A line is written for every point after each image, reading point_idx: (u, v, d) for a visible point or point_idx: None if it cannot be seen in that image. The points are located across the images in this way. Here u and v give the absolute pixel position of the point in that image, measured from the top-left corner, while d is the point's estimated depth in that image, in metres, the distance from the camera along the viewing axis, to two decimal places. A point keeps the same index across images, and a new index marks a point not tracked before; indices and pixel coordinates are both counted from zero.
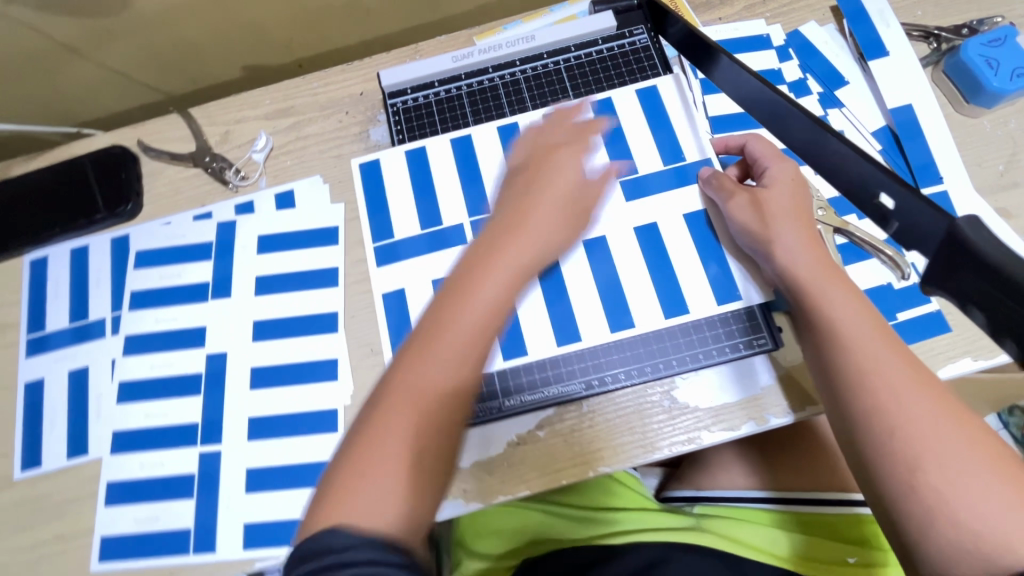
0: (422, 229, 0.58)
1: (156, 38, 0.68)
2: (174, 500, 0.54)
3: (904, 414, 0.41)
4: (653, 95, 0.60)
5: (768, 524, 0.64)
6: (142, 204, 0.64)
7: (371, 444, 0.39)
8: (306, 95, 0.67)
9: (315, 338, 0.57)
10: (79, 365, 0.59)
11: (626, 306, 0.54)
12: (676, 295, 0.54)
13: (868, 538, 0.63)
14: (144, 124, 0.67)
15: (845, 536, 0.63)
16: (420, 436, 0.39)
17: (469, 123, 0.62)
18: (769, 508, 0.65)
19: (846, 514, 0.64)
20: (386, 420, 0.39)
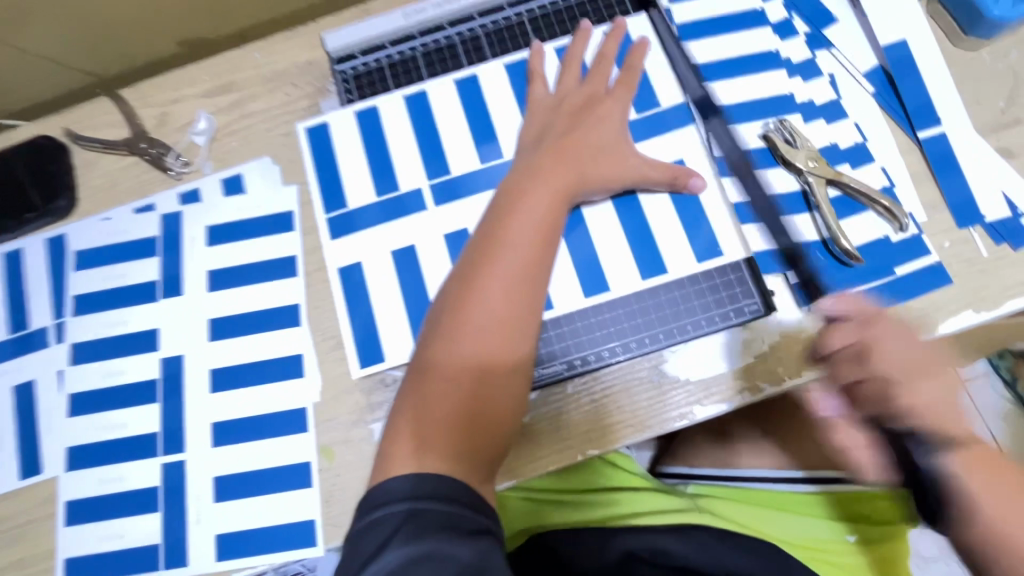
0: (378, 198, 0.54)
1: (73, 12, 0.61)
2: (139, 515, 0.50)
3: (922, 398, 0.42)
4: (627, 43, 0.56)
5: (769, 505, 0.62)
6: (77, 199, 0.59)
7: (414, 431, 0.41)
8: (247, 67, 0.61)
9: (277, 335, 0.53)
10: (24, 379, 0.54)
11: (603, 272, 0.51)
12: (656, 256, 0.51)
13: (872, 513, 0.61)
14: (70, 110, 0.61)
15: (856, 511, 0.61)
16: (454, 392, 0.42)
17: (424, 77, 0.57)
18: (767, 486, 0.63)
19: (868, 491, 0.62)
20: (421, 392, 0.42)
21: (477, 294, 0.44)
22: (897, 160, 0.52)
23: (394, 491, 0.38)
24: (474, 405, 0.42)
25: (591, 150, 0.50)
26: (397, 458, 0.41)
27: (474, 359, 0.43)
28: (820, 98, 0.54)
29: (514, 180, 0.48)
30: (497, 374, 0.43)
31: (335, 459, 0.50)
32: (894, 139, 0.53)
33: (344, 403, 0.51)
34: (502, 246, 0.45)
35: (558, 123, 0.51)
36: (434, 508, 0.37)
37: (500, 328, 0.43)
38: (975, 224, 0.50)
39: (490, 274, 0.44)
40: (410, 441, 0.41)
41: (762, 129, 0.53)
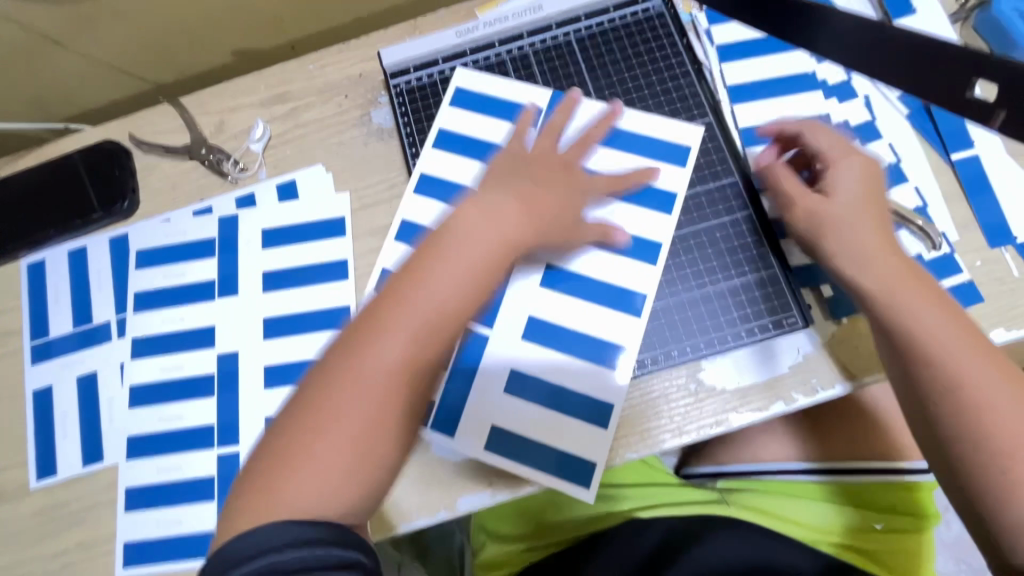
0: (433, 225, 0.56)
1: (139, 23, 0.65)
2: (196, 503, 0.53)
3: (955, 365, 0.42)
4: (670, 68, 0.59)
5: (795, 494, 0.64)
6: (139, 201, 0.62)
7: (317, 431, 0.39)
8: (301, 79, 0.63)
9: (328, 335, 0.56)
10: (87, 370, 0.57)
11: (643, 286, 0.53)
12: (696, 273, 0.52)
13: (896, 504, 0.63)
14: (133, 117, 0.64)
15: (876, 503, 0.63)
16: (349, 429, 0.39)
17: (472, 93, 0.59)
18: (792, 477, 0.65)
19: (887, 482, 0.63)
20: (340, 399, 0.40)
21: (391, 331, 0.41)
22: (930, 181, 0.54)
23: (280, 526, 0.35)
24: (365, 452, 0.39)
25: (555, 205, 0.49)
26: (273, 486, 0.38)
27: (375, 395, 0.40)
28: (855, 119, 0.56)
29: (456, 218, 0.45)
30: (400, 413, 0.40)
31: None
32: (928, 160, 0.54)
33: None
34: (428, 290, 0.42)
35: (549, 163, 0.51)
36: (297, 555, 0.34)
37: (416, 361, 0.41)
38: (1007, 244, 0.52)
39: (406, 315, 0.41)
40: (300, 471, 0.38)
41: None
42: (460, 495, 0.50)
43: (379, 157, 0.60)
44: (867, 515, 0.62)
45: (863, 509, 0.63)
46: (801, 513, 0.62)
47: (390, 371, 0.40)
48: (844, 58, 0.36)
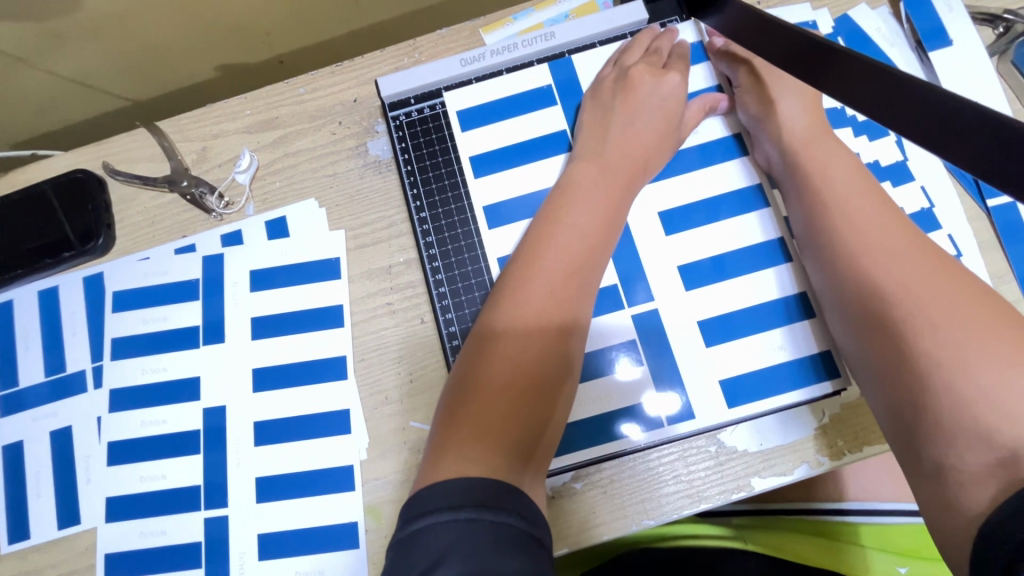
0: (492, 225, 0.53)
1: (113, 40, 0.59)
2: (181, 571, 0.49)
3: (893, 273, 0.39)
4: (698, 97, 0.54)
5: (810, 532, 0.62)
6: (115, 236, 0.57)
7: (478, 383, 0.40)
8: (291, 103, 0.59)
9: (323, 387, 0.52)
10: (62, 424, 0.53)
11: (664, 341, 0.49)
12: (723, 322, 0.49)
13: (914, 547, 0.59)
14: (108, 142, 0.59)
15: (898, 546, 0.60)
16: (502, 383, 0.39)
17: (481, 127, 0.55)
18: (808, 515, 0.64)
19: (906, 526, 0.61)
20: (490, 358, 0.40)
21: (538, 279, 0.43)
22: (964, 227, 0.51)
23: (446, 496, 0.34)
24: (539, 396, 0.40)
25: (654, 137, 0.50)
26: (447, 455, 0.37)
27: (532, 334, 0.41)
28: (886, 159, 0.53)
29: (577, 174, 0.48)
30: (552, 362, 0.41)
31: (383, 519, 0.49)
32: (962, 206, 0.51)
33: (392, 462, 0.50)
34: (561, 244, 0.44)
35: (618, 107, 0.50)
36: (485, 517, 0.33)
37: (559, 309, 0.42)
38: None
39: (549, 260, 0.43)
40: (464, 437, 0.38)
41: None
42: None
43: (375, 191, 0.56)
44: (889, 558, 0.58)
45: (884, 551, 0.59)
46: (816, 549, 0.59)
47: (538, 318, 0.41)
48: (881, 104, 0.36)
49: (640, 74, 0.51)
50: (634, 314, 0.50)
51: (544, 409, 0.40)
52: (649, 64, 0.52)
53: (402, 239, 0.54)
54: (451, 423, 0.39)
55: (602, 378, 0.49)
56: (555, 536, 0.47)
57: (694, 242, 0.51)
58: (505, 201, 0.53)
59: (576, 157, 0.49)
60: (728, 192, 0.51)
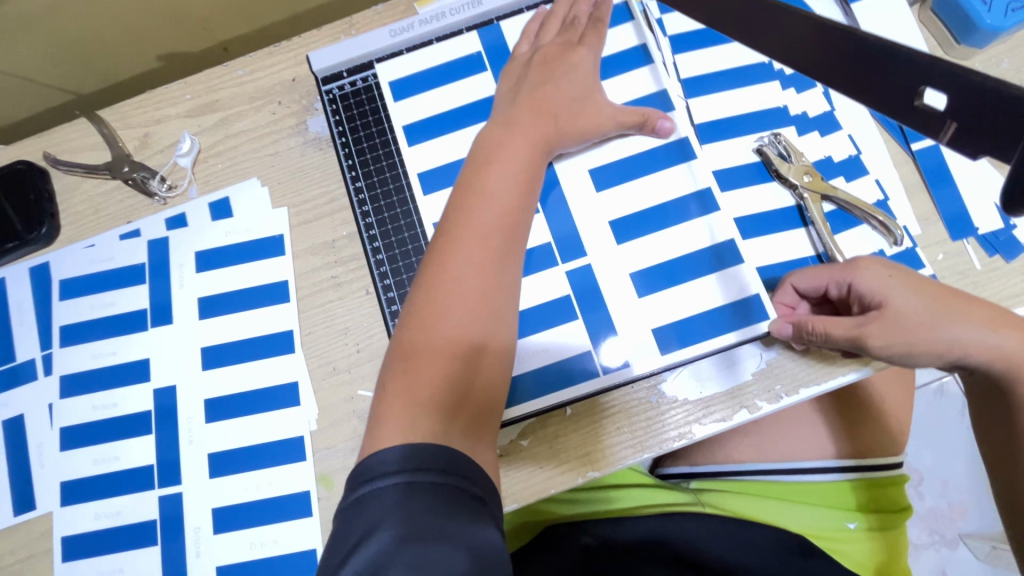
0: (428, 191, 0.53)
1: (49, 32, 0.59)
2: (137, 549, 0.50)
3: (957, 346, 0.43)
4: (627, 55, 0.54)
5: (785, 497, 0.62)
6: (60, 225, 0.57)
7: (408, 355, 0.41)
8: (230, 85, 0.59)
9: (272, 362, 0.52)
10: (14, 413, 0.53)
11: (599, 296, 0.50)
12: (654, 273, 0.50)
13: (873, 501, 0.62)
14: (48, 133, 0.59)
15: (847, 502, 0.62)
16: (427, 353, 0.41)
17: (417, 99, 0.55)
18: (780, 479, 0.63)
19: (858, 480, 0.62)
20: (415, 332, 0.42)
21: (456, 250, 0.43)
22: (891, 172, 0.52)
23: (384, 464, 0.36)
24: (466, 361, 0.41)
25: (565, 101, 0.50)
26: (378, 428, 0.39)
27: (455, 303, 0.42)
28: (813, 111, 0.54)
29: (489, 139, 0.48)
30: (476, 326, 0.42)
31: (335, 487, 0.50)
32: (888, 151, 0.52)
33: (341, 431, 0.50)
34: (478, 212, 0.44)
35: (532, 76, 0.51)
36: (425, 480, 0.35)
37: (482, 278, 0.43)
38: (968, 236, 0.50)
39: (467, 230, 0.44)
40: (393, 409, 0.40)
41: (756, 143, 0.53)
42: None
43: (317, 168, 0.56)
44: (840, 515, 0.62)
45: (835, 508, 0.62)
46: (777, 514, 0.61)
47: (462, 287, 0.42)
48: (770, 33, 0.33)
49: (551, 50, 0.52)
50: (568, 271, 0.51)
51: (473, 372, 0.41)
52: (561, 38, 0.53)
53: (345, 213, 0.55)
54: (387, 395, 0.41)
55: (540, 333, 0.50)
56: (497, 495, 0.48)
57: (628, 198, 0.52)
58: (439, 167, 0.53)
59: (488, 125, 0.50)
60: (659, 143, 0.52)
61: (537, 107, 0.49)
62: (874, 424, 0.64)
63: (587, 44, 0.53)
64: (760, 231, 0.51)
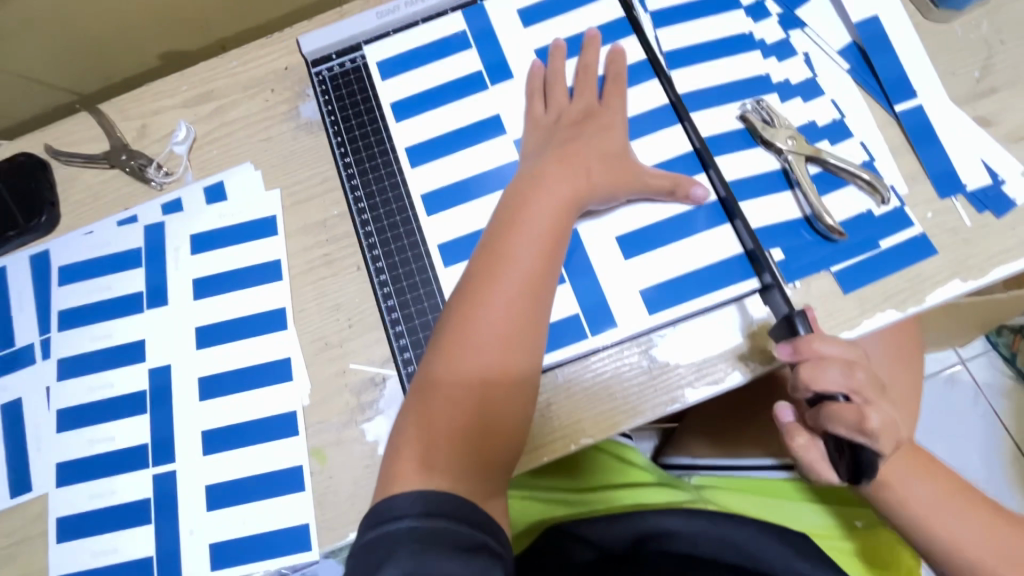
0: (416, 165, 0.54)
1: (51, 29, 0.62)
2: (131, 528, 0.50)
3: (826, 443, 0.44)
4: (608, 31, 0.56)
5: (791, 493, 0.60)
6: (59, 214, 0.59)
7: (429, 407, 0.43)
8: (224, 76, 0.61)
9: (266, 340, 0.53)
10: (12, 397, 0.54)
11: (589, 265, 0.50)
12: (641, 237, 0.51)
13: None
14: (50, 127, 0.61)
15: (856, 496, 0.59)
16: (450, 413, 0.42)
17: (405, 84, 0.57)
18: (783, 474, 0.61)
19: None
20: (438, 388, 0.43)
21: (484, 309, 0.44)
22: (875, 134, 0.52)
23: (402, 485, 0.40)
24: (488, 419, 0.43)
25: (597, 156, 0.50)
26: (401, 474, 0.41)
27: (477, 367, 0.43)
28: (796, 78, 0.54)
29: (514, 209, 0.48)
30: (501, 400, 0.43)
31: (327, 461, 0.49)
32: (872, 114, 0.52)
33: (333, 405, 0.50)
34: (501, 279, 0.45)
35: (557, 133, 0.52)
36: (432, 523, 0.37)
37: (504, 349, 0.44)
38: (957, 193, 0.50)
39: (492, 294, 0.45)
40: (415, 462, 0.41)
41: (739, 110, 0.53)
42: None
43: (308, 150, 0.57)
44: (846, 511, 0.59)
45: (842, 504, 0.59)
46: (783, 511, 0.59)
47: (485, 350, 0.43)
48: None
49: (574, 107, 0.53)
50: None
51: (496, 432, 0.43)
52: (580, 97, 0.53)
53: (335, 193, 0.56)
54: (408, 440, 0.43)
55: None
56: None
57: None
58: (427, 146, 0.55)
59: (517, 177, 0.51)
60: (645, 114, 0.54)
61: (564, 159, 0.50)
62: None
63: (610, 103, 0.53)
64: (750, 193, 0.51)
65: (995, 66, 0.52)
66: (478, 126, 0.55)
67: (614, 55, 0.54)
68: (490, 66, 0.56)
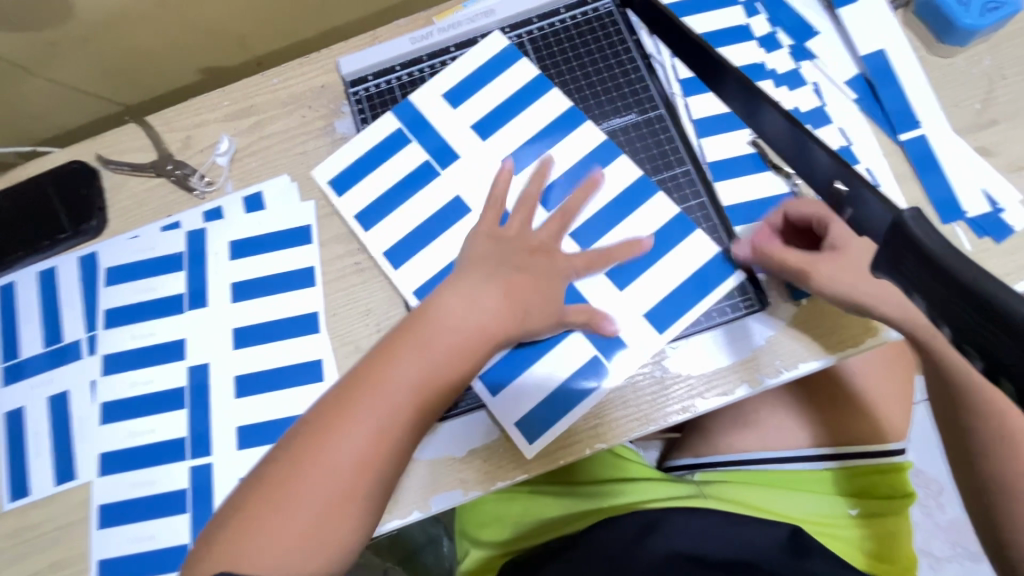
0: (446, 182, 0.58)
1: (104, 46, 0.66)
2: (169, 517, 0.53)
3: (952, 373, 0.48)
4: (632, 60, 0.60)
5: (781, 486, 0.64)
6: (107, 219, 0.62)
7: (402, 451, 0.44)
8: (264, 92, 0.64)
9: (299, 342, 0.56)
10: (59, 390, 0.57)
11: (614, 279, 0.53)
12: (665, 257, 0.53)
13: (871, 487, 0.64)
14: (100, 137, 0.65)
15: (852, 488, 0.64)
16: (297, 499, 0.40)
17: None
18: (783, 467, 0.65)
19: (863, 466, 0.64)
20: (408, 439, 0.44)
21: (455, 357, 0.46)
22: (880, 161, 0.55)
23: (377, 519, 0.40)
24: (326, 520, 0.40)
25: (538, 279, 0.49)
26: (235, 540, 0.39)
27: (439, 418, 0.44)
28: (805, 106, 0.57)
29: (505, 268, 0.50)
30: (352, 494, 0.40)
31: None
32: (877, 142, 0.55)
33: None
34: (387, 379, 0.43)
35: None
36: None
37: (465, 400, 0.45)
38: (958, 219, 0.52)
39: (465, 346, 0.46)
40: (248, 529, 0.39)
41: (751, 136, 0.56)
42: (433, 494, 0.50)
43: (343, 164, 0.61)
44: (843, 502, 0.63)
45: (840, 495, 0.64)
46: (787, 504, 0.62)
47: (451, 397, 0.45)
48: (737, 106, 0.43)
49: None
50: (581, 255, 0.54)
51: (332, 527, 0.40)
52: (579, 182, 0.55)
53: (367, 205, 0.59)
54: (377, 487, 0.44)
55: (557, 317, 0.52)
56: (500, 468, 0.50)
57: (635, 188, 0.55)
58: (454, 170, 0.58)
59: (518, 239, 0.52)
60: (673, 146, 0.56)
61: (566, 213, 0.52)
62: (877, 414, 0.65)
63: None
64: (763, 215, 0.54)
65: (996, 99, 0.55)
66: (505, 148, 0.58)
67: None
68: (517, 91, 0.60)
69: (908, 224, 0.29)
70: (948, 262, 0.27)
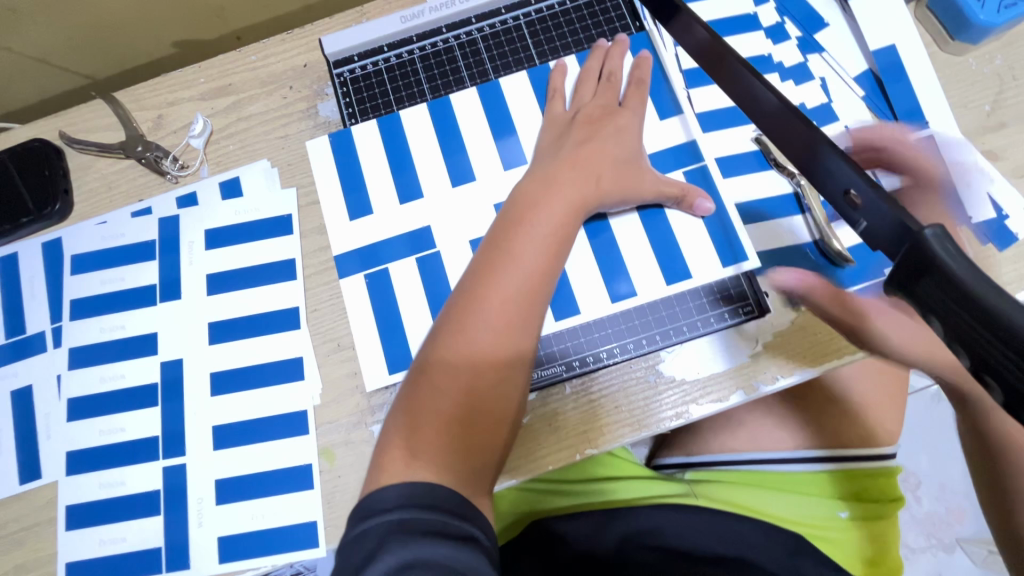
0: (436, 170, 0.55)
1: (68, 15, 0.61)
2: (141, 518, 0.50)
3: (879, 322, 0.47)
4: (639, 40, 0.57)
5: (761, 485, 0.63)
6: (73, 202, 0.59)
7: (432, 389, 0.42)
8: (243, 70, 0.60)
9: (280, 340, 0.53)
10: (23, 383, 0.54)
11: (611, 275, 0.52)
12: (671, 257, 0.52)
13: (865, 491, 0.63)
14: (64, 113, 0.60)
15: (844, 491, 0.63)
16: (432, 405, 0.42)
17: (425, 92, 0.58)
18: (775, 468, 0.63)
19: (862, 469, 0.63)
20: (427, 390, 0.42)
21: (490, 292, 0.44)
22: (886, 163, 0.53)
23: (385, 500, 0.37)
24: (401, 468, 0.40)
25: (610, 161, 0.50)
26: (393, 463, 0.40)
27: (478, 367, 0.42)
28: (812, 102, 0.55)
29: (522, 193, 0.48)
30: (488, 396, 0.42)
31: (336, 461, 0.50)
32: None
33: (344, 405, 0.51)
34: (473, 315, 0.43)
35: (577, 130, 0.52)
36: (412, 515, 0.35)
37: (505, 337, 0.43)
38: (962, 225, 0.51)
39: (493, 282, 0.44)
40: (404, 442, 0.41)
41: (755, 133, 0.54)
42: None
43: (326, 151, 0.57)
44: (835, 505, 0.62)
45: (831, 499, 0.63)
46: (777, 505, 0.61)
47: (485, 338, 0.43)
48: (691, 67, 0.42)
49: (590, 114, 0.52)
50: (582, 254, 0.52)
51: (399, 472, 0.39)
52: (604, 96, 0.53)
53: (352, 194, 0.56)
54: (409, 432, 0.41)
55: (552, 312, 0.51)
56: None
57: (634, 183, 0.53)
58: (444, 159, 0.55)
59: (530, 174, 0.50)
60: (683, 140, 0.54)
61: (577, 160, 0.49)
62: (872, 418, 0.64)
63: (630, 107, 0.53)
64: (762, 217, 0.52)
65: (1007, 101, 0.54)
66: (498, 138, 0.55)
67: (640, 60, 0.55)
68: (514, 78, 0.57)
69: (930, 245, 0.26)
70: (975, 289, 0.24)
